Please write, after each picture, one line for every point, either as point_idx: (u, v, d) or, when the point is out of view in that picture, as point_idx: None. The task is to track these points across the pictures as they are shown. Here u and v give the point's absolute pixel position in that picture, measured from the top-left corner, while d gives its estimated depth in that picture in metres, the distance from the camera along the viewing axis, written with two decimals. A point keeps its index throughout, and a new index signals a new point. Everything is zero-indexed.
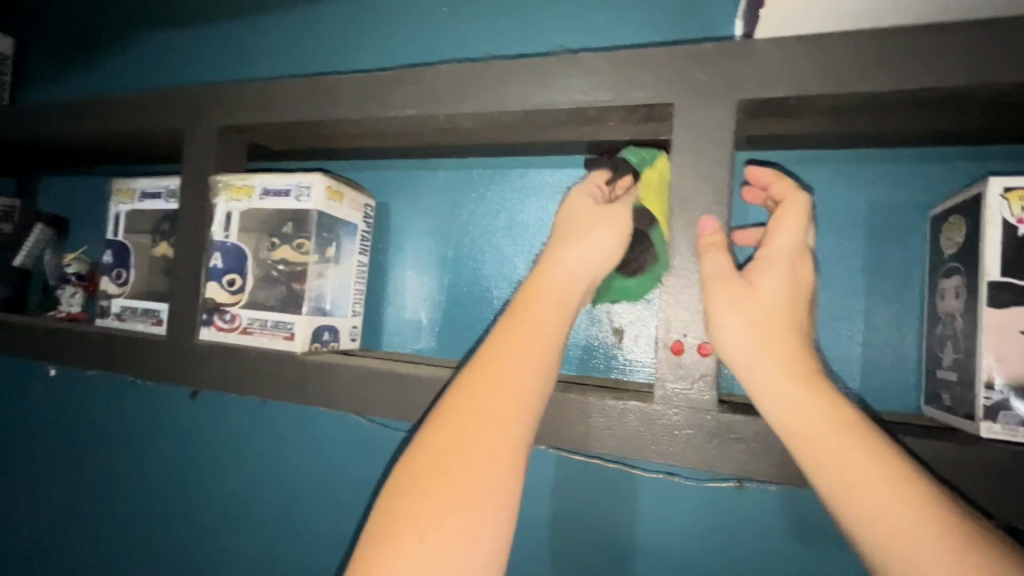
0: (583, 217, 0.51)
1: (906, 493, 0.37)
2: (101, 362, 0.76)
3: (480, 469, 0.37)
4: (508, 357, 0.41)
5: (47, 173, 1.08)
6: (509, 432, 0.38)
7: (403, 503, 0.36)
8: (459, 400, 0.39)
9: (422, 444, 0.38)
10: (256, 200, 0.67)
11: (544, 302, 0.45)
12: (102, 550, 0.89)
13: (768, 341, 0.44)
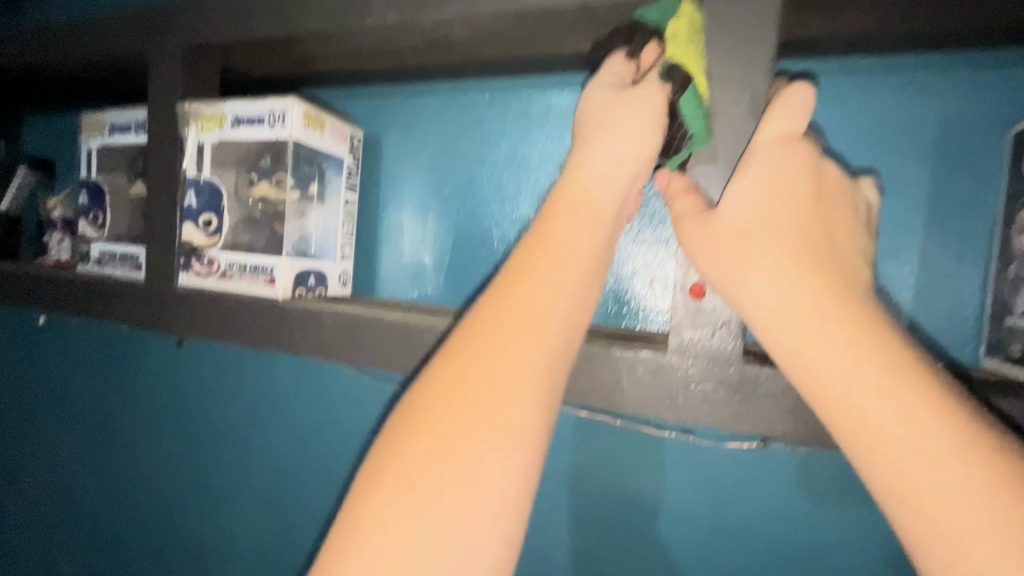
0: (608, 101, 0.41)
1: (926, 445, 0.31)
2: (86, 308, 0.72)
3: (484, 414, 0.33)
4: (524, 291, 0.36)
5: (27, 113, 1.03)
6: (519, 373, 0.34)
7: (397, 448, 0.33)
8: (467, 336, 0.36)
9: (424, 385, 0.35)
10: (228, 131, 0.61)
11: (573, 217, 0.39)
12: (106, 499, 0.89)
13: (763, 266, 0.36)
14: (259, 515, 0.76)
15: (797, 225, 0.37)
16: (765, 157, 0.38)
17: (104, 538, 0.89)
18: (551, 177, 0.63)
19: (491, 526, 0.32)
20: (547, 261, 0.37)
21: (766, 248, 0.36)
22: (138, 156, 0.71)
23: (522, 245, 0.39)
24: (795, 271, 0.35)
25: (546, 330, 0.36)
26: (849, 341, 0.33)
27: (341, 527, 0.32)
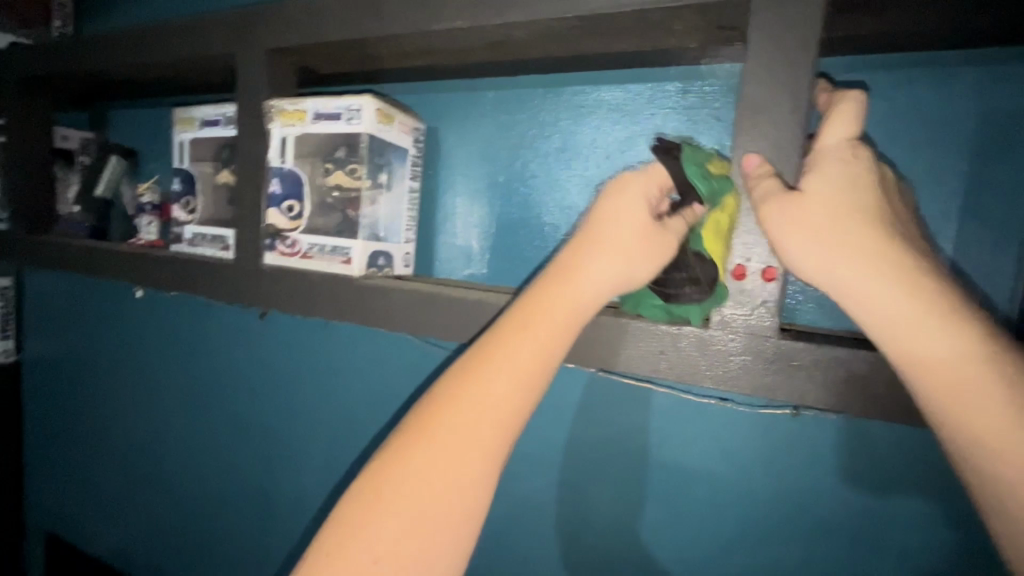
0: (628, 223, 0.42)
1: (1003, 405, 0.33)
2: (180, 284, 0.81)
3: (438, 497, 0.36)
4: (503, 380, 0.38)
5: (116, 107, 1.13)
6: (478, 453, 0.37)
7: (356, 520, 0.36)
8: (433, 411, 0.38)
9: (385, 461, 0.37)
10: (309, 125, 0.68)
11: (548, 324, 0.40)
12: (198, 449, 1.02)
13: (842, 247, 0.37)
14: (332, 467, 0.86)
15: (866, 205, 0.38)
16: (846, 154, 0.40)
17: (198, 483, 1.03)
18: (599, 166, 0.68)
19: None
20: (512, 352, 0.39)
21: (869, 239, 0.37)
22: (225, 147, 0.79)
23: (503, 328, 0.40)
24: (899, 261, 0.36)
25: (510, 414, 0.38)
26: (957, 329, 0.35)
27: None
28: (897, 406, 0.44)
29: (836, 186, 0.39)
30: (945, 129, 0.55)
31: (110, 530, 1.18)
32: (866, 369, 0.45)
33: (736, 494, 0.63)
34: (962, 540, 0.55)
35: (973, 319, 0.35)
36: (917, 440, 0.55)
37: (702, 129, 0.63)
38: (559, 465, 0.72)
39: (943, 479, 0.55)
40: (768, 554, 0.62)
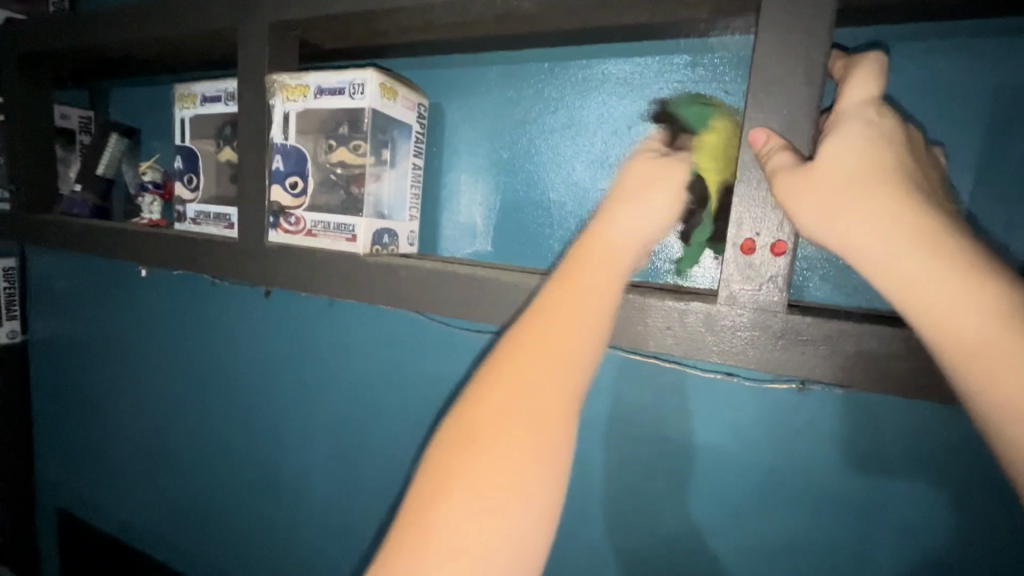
0: (664, 181, 0.42)
1: None
2: (183, 262, 0.81)
3: (524, 434, 0.31)
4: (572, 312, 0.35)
5: (114, 84, 1.12)
6: (559, 387, 0.33)
7: (449, 465, 0.31)
8: (501, 356, 0.34)
9: (464, 407, 0.33)
10: (311, 100, 0.67)
11: (608, 265, 0.37)
12: (206, 426, 1.03)
13: (853, 210, 0.36)
14: (340, 443, 0.88)
15: (885, 168, 0.37)
16: (870, 113, 0.40)
17: (206, 460, 1.04)
18: (606, 142, 0.67)
19: (539, 539, 0.30)
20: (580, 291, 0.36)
21: (875, 195, 0.36)
22: (227, 124, 0.79)
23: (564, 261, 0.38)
24: (906, 219, 0.35)
25: (580, 351, 0.34)
26: (969, 284, 0.32)
27: (398, 546, 0.29)
28: (903, 382, 0.44)
29: (849, 151, 0.38)
30: (959, 102, 0.54)
31: (120, 506, 1.20)
32: (873, 343, 0.45)
33: (740, 467, 0.64)
34: (961, 511, 0.56)
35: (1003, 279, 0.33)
36: (918, 414, 0.56)
37: (711, 103, 0.62)
38: None
39: (942, 451, 0.56)
40: (769, 524, 0.64)
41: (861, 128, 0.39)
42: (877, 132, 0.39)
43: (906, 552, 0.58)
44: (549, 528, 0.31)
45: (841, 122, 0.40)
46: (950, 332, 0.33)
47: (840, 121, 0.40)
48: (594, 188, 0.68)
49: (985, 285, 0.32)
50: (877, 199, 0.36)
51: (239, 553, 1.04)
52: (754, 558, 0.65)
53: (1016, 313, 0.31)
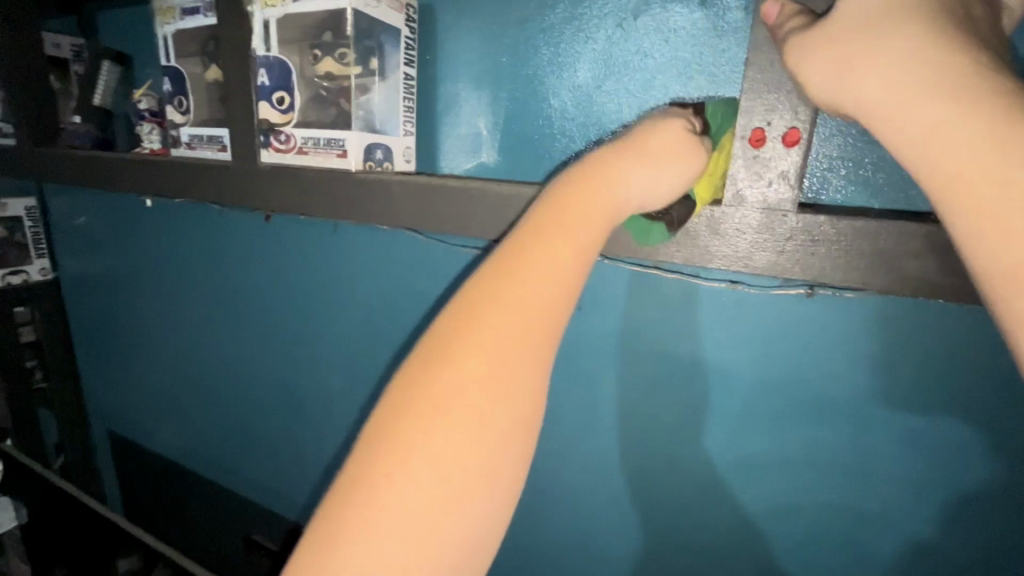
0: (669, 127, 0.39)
1: None
2: (186, 190, 0.81)
3: (495, 403, 0.29)
4: (553, 270, 0.31)
5: (98, 8, 1.07)
6: (531, 355, 0.30)
7: (398, 438, 0.28)
8: (469, 317, 0.31)
9: (410, 382, 0.30)
10: (290, 4, 0.62)
11: (597, 214, 0.34)
12: (228, 352, 1.07)
13: (870, 66, 0.33)
14: (352, 364, 0.91)
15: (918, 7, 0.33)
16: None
17: (232, 384, 1.10)
18: (611, 37, 0.61)
19: (502, 514, 0.30)
20: (562, 241, 0.32)
21: (894, 39, 0.32)
22: (209, 40, 0.75)
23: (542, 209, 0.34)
24: (925, 66, 0.31)
25: (556, 300, 0.31)
26: (998, 130, 0.29)
27: (338, 530, 0.28)
28: (918, 284, 0.42)
29: None
30: None
31: (161, 428, 1.29)
32: (890, 242, 0.42)
33: (743, 381, 0.63)
34: (980, 423, 0.54)
35: None
36: (936, 325, 0.53)
37: None
38: (568, 357, 0.74)
39: (961, 364, 0.53)
40: (770, 435, 0.64)
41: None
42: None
43: (909, 461, 0.58)
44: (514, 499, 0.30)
45: None
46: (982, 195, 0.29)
47: None
48: (598, 91, 0.63)
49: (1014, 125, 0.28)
50: (899, 41, 0.32)
51: (271, 469, 1.12)
52: (753, 466, 0.66)
53: None
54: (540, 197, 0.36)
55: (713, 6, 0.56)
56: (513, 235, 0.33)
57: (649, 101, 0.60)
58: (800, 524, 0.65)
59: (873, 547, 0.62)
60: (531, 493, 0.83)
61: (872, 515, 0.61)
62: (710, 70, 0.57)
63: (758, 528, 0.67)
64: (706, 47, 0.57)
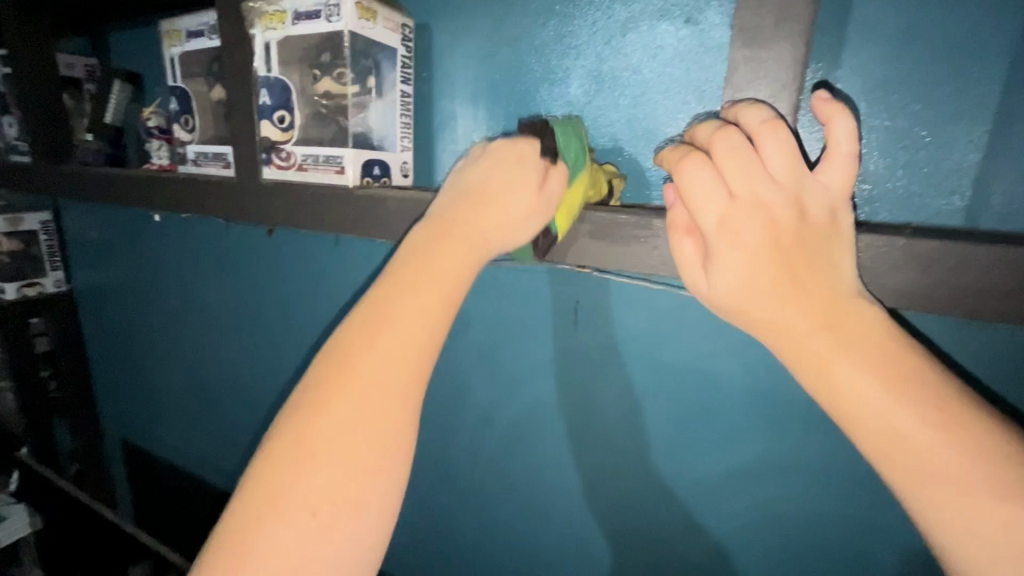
0: (517, 189, 0.47)
1: (887, 401, 0.36)
2: (192, 205, 0.83)
3: (362, 447, 0.37)
4: (405, 330, 0.40)
5: (110, 27, 1.10)
6: (393, 405, 0.38)
7: (273, 483, 0.36)
8: (334, 373, 0.39)
9: (290, 426, 0.38)
10: (289, 27, 0.64)
11: (440, 270, 0.43)
12: (233, 361, 1.10)
13: (748, 273, 0.42)
14: None
15: (770, 233, 0.42)
16: (765, 139, 0.43)
17: (236, 392, 1.12)
18: (601, 54, 0.62)
19: (375, 540, 0.37)
20: (411, 302, 0.41)
21: (749, 243, 0.42)
22: (214, 60, 0.77)
23: (391, 280, 0.42)
24: (771, 276, 0.41)
25: (412, 353, 0.40)
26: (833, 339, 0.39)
27: (231, 556, 0.34)
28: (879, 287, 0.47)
29: (749, 213, 0.42)
30: None
31: (169, 437, 1.31)
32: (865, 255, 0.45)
33: (737, 386, 0.65)
34: None
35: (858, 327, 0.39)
36: None
37: (711, 1, 0.56)
38: (566, 365, 0.75)
39: None
40: (757, 439, 0.66)
41: (721, 163, 0.43)
42: (735, 158, 0.43)
43: None
44: (385, 531, 0.38)
45: (736, 168, 0.43)
46: (826, 378, 0.39)
47: (737, 165, 0.43)
48: (588, 105, 0.64)
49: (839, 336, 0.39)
50: (748, 258, 0.42)
51: None
52: (747, 471, 0.68)
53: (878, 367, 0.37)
54: (397, 265, 0.43)
55: (698, 22, 0.57)
56: (371, 297, 0.42)
57: (638, 117, 0.62)
58: (795, 526, 0.67)
59: (864, 547, 0.64)
60: (529, 498, 0.85)
61: (865, 516, 0.63)
62: (696, 83, 0.58)
63: (754, 530, 0.69)
64: (693, 64, 0.58)
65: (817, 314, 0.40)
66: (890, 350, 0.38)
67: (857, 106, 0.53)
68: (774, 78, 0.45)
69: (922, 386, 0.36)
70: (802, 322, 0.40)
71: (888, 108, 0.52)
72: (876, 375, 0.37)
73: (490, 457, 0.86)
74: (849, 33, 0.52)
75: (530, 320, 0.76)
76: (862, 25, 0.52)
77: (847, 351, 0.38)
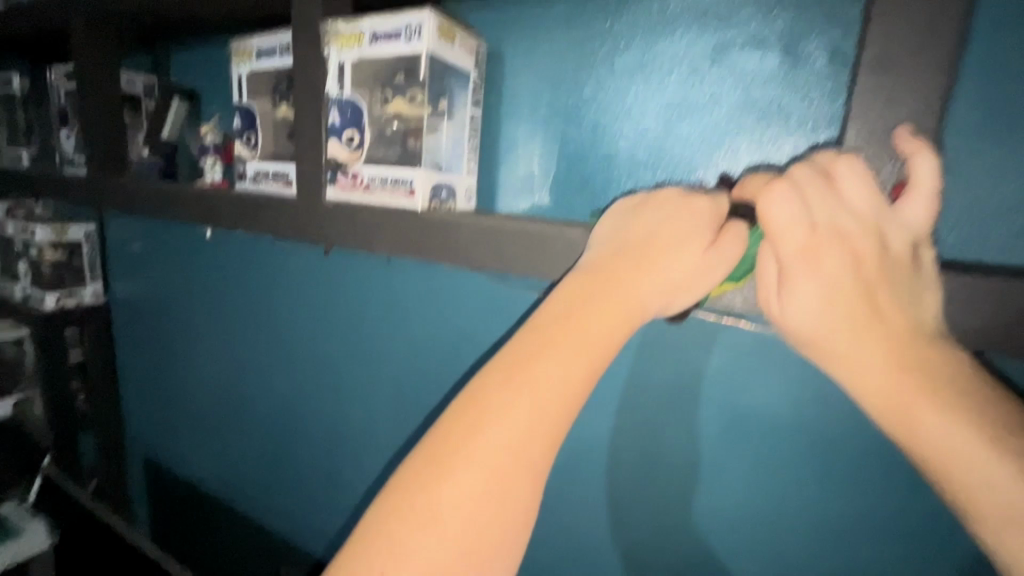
0: (679, 255, 0.42)
1: (975, 446, 0.34)
2: (246, 222, 0.82)
3: (487, 523, 0.35)
4: (547, 396, 0.38)
5: (174, 47, 1.13)
6: (524, 479, 0.36)
7: (383, 546, 0.34)
8: (465, 431, 0.37)
9: (411, 486, 0.36)
10: (366, 47, 0.63)
11: (592, 332, 0.40)
12: (270, 379, 1.07)
13: (830, 306, 0.38)
14: (398, 403, 0.89)
15: (856, 265, 0.38)
16: (840, 169, 0.40)
17: (267, 412, 1.10)
18: (684, 82, 0.61)
19: None
20: (549, 355, 0.39)
21: (833, 272, 0.38)
22: (282, 79, 0.77)
23: (537, 329, 0.41)
24: (857, 311, 0.38)
25: (551, 416, 0.37)
26: (916, 376, 0.36)
27: None
28: (1020, 334, 0.41)
29: (837, 244, 0.38)
30: None
31: (196, 456, 1.29)
32: (1015, 304, 0.41)
33: (823, 437, 0.60)
34: None
35: (943, 370, 0.36)
36: None
37: (810, 32, 0.54)
38: (632, 404, 0.70)
39: None
40: (844, 498, 0.60)
41: (803, 186, 0.39)
42: (815, 187, 0.39)
43: None
44: None
45: (817, 188, 0.39)
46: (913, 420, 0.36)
47: (816, 186, 0.39)
48: (669, 134, 0.62)
49: (926, 374, 0.36)
50: (835, 290, 0.38)
51: (303, 505, 1.10)
52: (841, 533, 0.61)
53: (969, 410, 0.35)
54: (542, 311, 0.42)
55: (793, 52, 0.55)
56: (518, 341, 0.40)
57: (722, 147, 0.59)
58: None
59: None
60: (579, 547, 0.79)
61: None
62: (788, 114, 0.56)
63: None
64: (787, 96, 0.56)
65: (898, 348, 0.37)
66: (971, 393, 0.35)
67: (968, 144, 0.50)
68: (911, 106, 0.41)
69: (1006, 435, 0.34)
70: (884, 356, 0.37)
71: (1004, 147, 0.49)
72: (967, 418, 0.34)
73: (540, 500, 0.80)
74: (965, 68, 0.50)
75: None
76: (983, 57, 0.49)
77: (930, 391, 0.36)
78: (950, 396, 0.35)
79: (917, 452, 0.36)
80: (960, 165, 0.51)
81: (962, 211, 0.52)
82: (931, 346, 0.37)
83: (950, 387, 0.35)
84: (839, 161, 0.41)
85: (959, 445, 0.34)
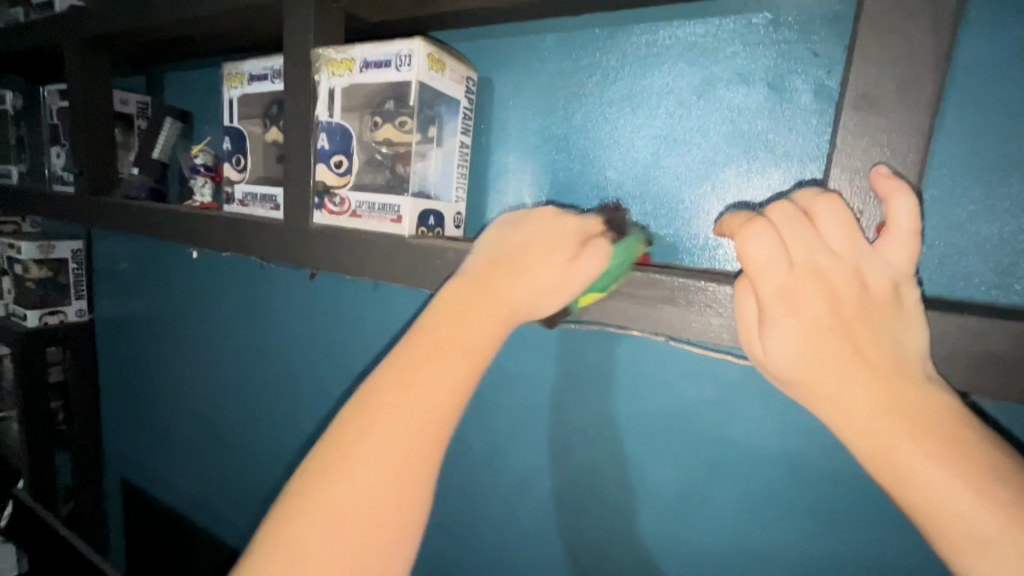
0: (536, 266, 0.46)
1: (966, 498, 0.33)
2: (231, 244, 0.81)
3: (384, 513, 0.36)
4: (436, 391, 0.40)
5: (170, 69, 1.13)
6: (419, 468, 0.38)
7: (284, 548, 0.35)
8: (357, 430, 0.38)
9: (311, 486, 0.37)
10: (357, 74, 0.64)
11: (467, 334, 0.42)
12: (252, 403, 1.05)
13: (810, 347, 0.38)
14: None
15: (834, 305, 0.38)
16: (819, 210, 0.40)
17: (249, 435, 1.07)
18: (671, 113, 0.61)
19: None
20: (436, 358, 0.41)
21: (811, 313, 0.38)
22: (273, 103, 0.77)
23: (422, 332, 0.43)
24: (837, 353, 0.37)
25: (440, 410, 0.39)
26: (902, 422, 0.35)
27: None
28: (1009, 374, 0.40)
29: (814, 284, 0.38)
30: None
31: (174, 480, 1.25)
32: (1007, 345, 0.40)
33: (813, 474, 0.59)
34: None
35: (932, 416, 0.35)
36: None
37: (796, 68, 0.55)
38: (620, 436, 0.69)
39: None
40: (836, 537, 0.58)
41: (781, 228, 0.39)
42: (793, 227, 0.39)
43: None
44: None
45: (794, 229, 0.39)
46: (901, 469, 0.35)
47: (793, 227, 0.39)
48: (656, 165, 0.62)
49: (914, 420, 0.35)
50: (815, 330, 0.38)
51: None
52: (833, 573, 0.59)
53: (959, 459, 0.34)
54: (427, 317, 0.44)
55: (778, 87, 0.56)
56: (404, 346, 0.42)
57: (709, 178, 0.60)
58: None
59: None
60: None
61: None
62: (774, 147, 0.56)
63: None
64: (773, 129, 0.56)
65: (883, 393, 0.36)
66: (961, 440, 0.34)
67: (953, 181, 0.51)
68: (894, 145, 0.41)
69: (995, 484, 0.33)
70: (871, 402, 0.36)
71: (988, 184, 0.50)
72: (957, 468, 0.33)
73: (526, 532, 0.78)
74: (947, 106, 0.50)
75: (579, 384, 0.70)
76: (964, 96, 0.50)
77: (918, 438, 0.35)
78: (939, 444, 0.34)
79: (907, 497, 0.35)
80: (945, 201, 0.51)
81: (948, 247, 0.52)
82: (917, 388, 0.36)
83: (940, 435, 0.34)
84: (817, 202, 0.40)
85: (950, 497, 0.33)
